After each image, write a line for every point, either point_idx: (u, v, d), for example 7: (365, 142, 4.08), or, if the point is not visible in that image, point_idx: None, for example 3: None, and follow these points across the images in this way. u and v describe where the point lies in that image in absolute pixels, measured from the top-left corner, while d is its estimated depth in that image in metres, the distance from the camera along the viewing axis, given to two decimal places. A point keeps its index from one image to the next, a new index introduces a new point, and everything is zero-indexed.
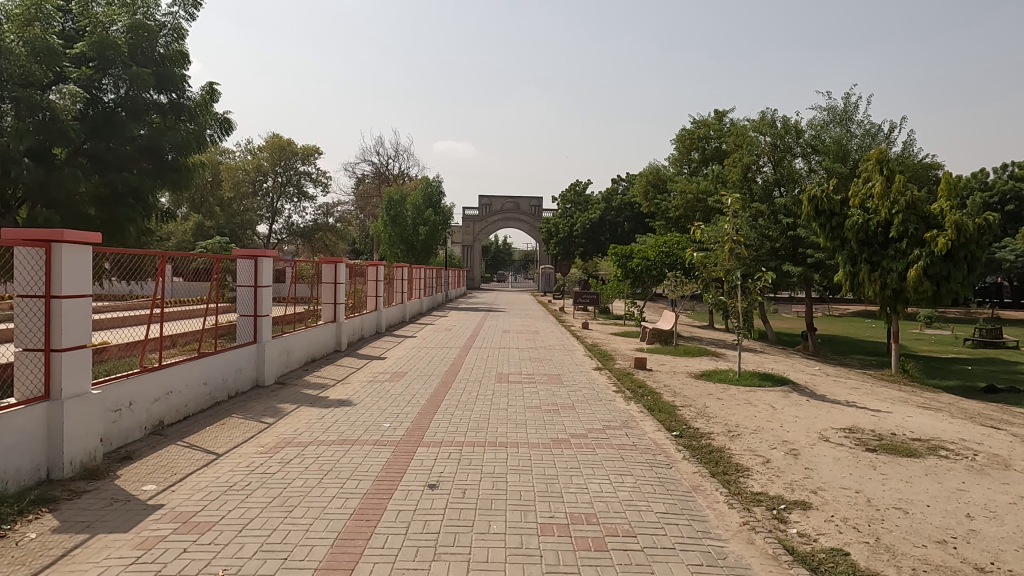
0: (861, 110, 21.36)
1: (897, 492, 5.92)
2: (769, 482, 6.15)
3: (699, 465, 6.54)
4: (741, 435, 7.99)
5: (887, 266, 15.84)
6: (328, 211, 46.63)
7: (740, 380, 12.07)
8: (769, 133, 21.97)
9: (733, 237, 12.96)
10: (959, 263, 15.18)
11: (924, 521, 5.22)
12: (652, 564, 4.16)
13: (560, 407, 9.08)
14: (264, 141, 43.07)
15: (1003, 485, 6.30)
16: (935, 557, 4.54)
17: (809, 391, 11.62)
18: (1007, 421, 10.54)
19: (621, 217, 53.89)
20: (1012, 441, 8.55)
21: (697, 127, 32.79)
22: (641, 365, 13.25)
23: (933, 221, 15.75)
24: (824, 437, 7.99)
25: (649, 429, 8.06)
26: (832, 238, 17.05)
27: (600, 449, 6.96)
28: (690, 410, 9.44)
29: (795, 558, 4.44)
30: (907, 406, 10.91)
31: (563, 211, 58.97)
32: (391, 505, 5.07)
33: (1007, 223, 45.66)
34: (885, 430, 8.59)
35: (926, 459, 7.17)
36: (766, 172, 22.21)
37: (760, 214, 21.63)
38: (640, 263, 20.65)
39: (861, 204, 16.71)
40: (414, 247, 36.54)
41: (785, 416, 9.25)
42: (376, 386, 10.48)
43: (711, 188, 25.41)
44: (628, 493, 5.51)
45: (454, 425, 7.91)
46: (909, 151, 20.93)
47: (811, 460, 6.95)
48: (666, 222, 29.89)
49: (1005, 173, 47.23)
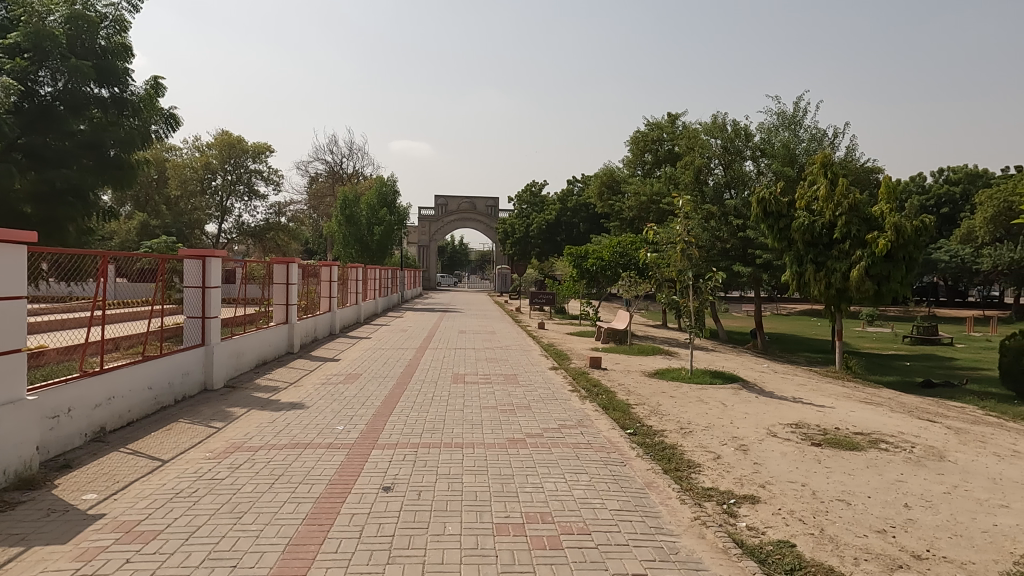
0: (808, 115, 22.02)
1: (841, 485, 6.14)
2: (720, 477, 6.29)
3: (652, 462, 6.65)
4: (693, 432, 8.17)
5: (832, 266, 16.36)
6: (280, 211, 45.72)
7: (691, 378, 12.30)
8: (720, 136, 22.50)
9: (685, 238, 13.24)
10: (898, 263, 15.82)
11: (865, 512, 5.42)
12: (606, 561, 4.19)
13: (517, 407, 9.09)
14: (212, 137, 42.02)
15: (938, 476, 6.60)
16: (875, 546, 4.72)
17: (758, 388, 11.93)
18: (942, 415, 11.03)
19: (577, 218, 54.42)
20: (946, 433, 8.96)
21: (650, 129, 33.40)
22: (596, 364, 13.38)
23: (874, 222, 16.38)
24: (772, 433, 8.21)
25: (604, 427, 8.14)
26: (779, 238, 17.60)
27: (555, 448, 7.00)
28: (643, 408, 9.58)
29: (744, 551, 4.55)
30: (851, 401, 11.30)
31: (520, 211, 59.01)
32: (345, 509, 4.99)
33: (942, 224, 47.81)
34: (829, 425, 8.89)
35: (867, 452, 7.45)
36: (717, 175, 22.78)
37: (711, 215, 22.12)
38: (595, 263, 20.85)
39: (807, 205, 17.23)
40: (369, 247, 36.12)
41: (735, 412, 9.47)
42: (330, 388, 10.34)
43: (664, 190, 25.82)
44: (583, 492, 5.54)
45: (409, 426, 7.86)
46: (852, 154, 21.72)
47: (760, 455, 7.13)
48: (621, 223, 30.24)
49: (941, 176, 49.43)
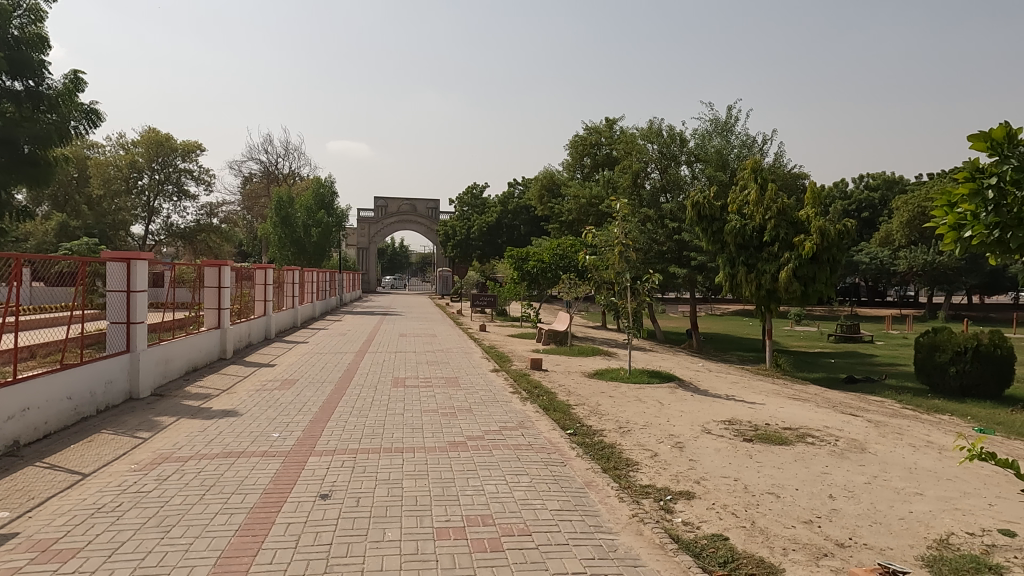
0: (739, 122, 22.79)
1: (770, 478, 6.38)
2: (656, 474, 6.44)
3: (591, 462, 6.74)
4: (631, 431, 8.33)
5: (762, 268, 16.95)
6: (212, 211, 44.19)
7: (630, 378, 12.54)
8: (656, 142, 23.08)
9: (623, 240, 13.50)
10: (823, 265, 16.56)
11: (793, 503, 5.66)
12: (546, 561, 4.23)
13: (457, 410, 9.07)
14: (138, 135, 40.32)
15: (859, 467, 6.95)
16: (802, 536, 4.93)
17: (693, 387, 12.27)
18: (863, 409, 11.61)
19: (518, 220, 54.79)
20: (867, 426, 9.44)
21: (589, 134, 33.98)
22: (537, 365, 13.50)
23: (800, 226, 17.08)
24: (707, 430, 8.46)
25: (544, 428, 8.20)
26: (713, 241, 18.20)
27: (496, 450, 7.01)
28: (583, 408, 9.72)
29: (679, 546, 4.67)
30: (780, 398, 11.76)
31: (461, 214, 58.88)
32: (280, 518, 4.85)
33: (863, 228, 50.34)
34: (759, 421, 9.23)
35: (794, 446, 7.78)
36: (653, 179, 23.35)
37: (648, 219, 22.64)
38: (535, 266, 20.99)
39: (739, 210, 17.84)
40: (305, 249, 35.30)
41: (671, 411, 9.72)
42: (265, 394, 10.05)
43: (603, 194, 26.28)
44: (523, 493, 5.58)
45: (348, 431, 7.71)
46: (780, 161, 22.61)
47: (695, 452, 7.33)
48: (561, 225, 30.58)
49: (861, 182, 52.07)
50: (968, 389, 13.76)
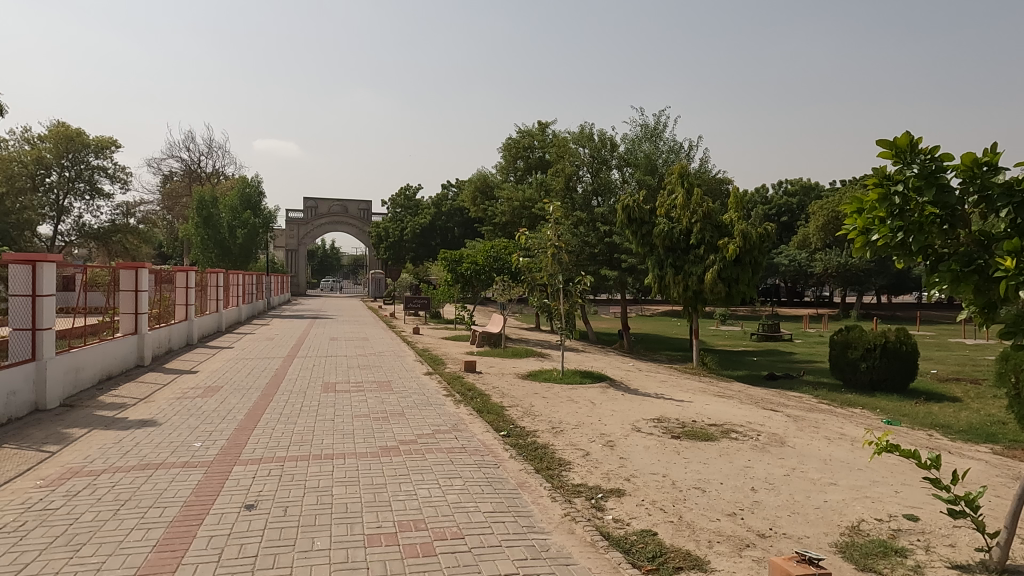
0: (667, 128, 23.49)
1: (697, 473, 6.59)
2: (588, 473, 6.54)
3: (524, 463, 6.79)
4: (563, 431, 8.44)
5: (688, 270, 17.49)
6: (128, 211, 41.97)
7: (563, 379, 12.70)
8: (588, 146, 23.55)
9: (555, 243, 13.65)
10: (745, 267, 17.22)
11: (717, 497, 5.86)
12: (479, 563, 4.23)
13: (389, 414, 8.95)
14: (46, 129, 37.91)
15: (779, 460, 7.27)
16: (726, 528, 5.12)
17: (623, 386, 12.55)
18: (783, 404, 12.16)
19: (452, 223, 54.89)
20: (787, 421, 9.88)
21: (522, 136, 34.28)
22: (471, 368, 13.47)
23: (724, 229, 17.74)
24: (637, 428, 8.66)
25: (478, 430, 8.19)
26: (643, 244, 18.67)
27: (429, 453, 6.96)
28: (517, 409, 9.77)
29: (609, 542, 4.76)
30: (706, 395, 12.17)
31: (393, 215, 58.18)
32: (201, 531, 4.65)
33: (782, 232, 52.75)
34: (687, 418, 9.51)
35: (719, 441, 8.06)
36: (586, 182, 23.77)
37: (580, 221, 23.00)
38: (469, 268, 20.96)
39: (666, 213, 18.39)
40: (230, 251, 34.03)
41: (603, 410, 9.89)
42: (187, 402, 9.62)
43: (536, 196, 26.53)
44: (456, 496, 5.56)
45: (275, 439, 7.47)
46: (705, 166, 23.43)
47: (626, 450, 7.49)
48: (494, 227, 30.65)
49: (780, 188, 54.63)
50: (877, 382, 14.58)
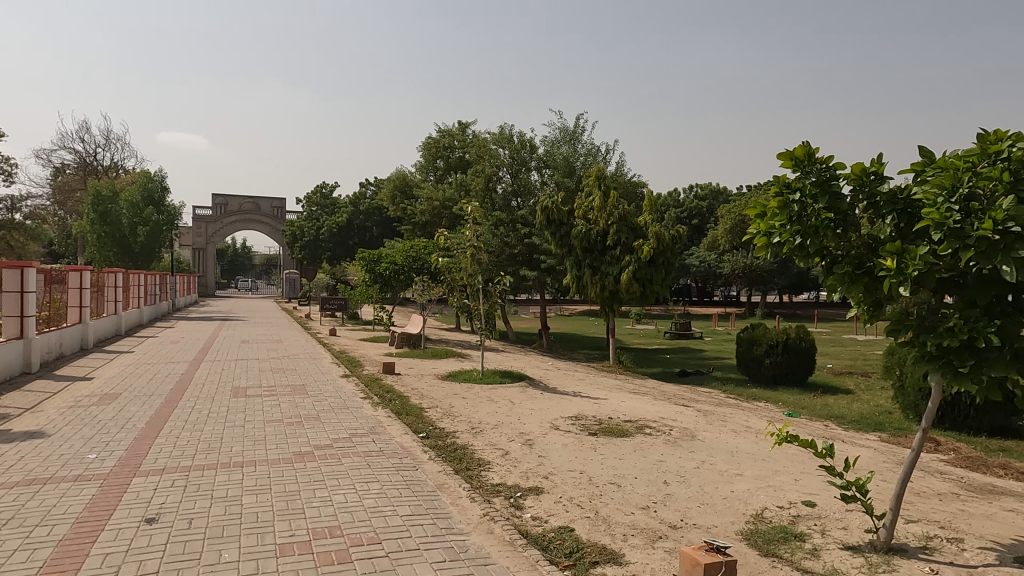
0: (585, 131, 23.92)
1: (613, 469, 6.75)
2: (507, 472, 6.57)
3: (443, 464, 6.74)
4: (483, 431, 8.44)
5: (605, 270, 17.91)
6: (13, 206, 38.76)
7: (483, 378, 12.72)
8: (507, 147, 23.74)
9: (474, 243, 13.65)
10: (659, 268, 17.79)
11: (632, 491, 6.03)
12: (396, 567, 4.17)
13: (304, 419, 8.67)
14: None
15: (690, 453, 7.56)
16: (640, 521, 5.26)
17: (542, 385, 12.70)
18: (693, 400, 12.65)
19: (370, 222, 53.98)
20: (697, 415, 10.29)
21: (442, 136, 34.10)
22: (389, 369, 13.27)
23: (639, 231, 18.28)
24: (555, 426, 8.78)
25: (396, 433, 8.08)
26: (561, 244, 18.98)
27: (345, 458, 6.79)
28: (436, 411, 9.69)
29: (528, 540, 4.80)
30: (621, 393, 12.51)
31: (309, 214, 56.54)
32: (95, 549, 4.34)
33: (693, 235, 54.89)
34: (603, 415, 9.73)
35: (634, 437, 8.30)
36: (505, 182, 23.93)
37: (500, 222, 23.12)
38: (388, 268, 20.64)
39: (584, 214, 18.78)
40: (131, 250, 32.10)
41: (522, 409, 9.96)
42: (80, 411, 8.97)
43: (456, 196, 26.45)
44: (374, 500, 5.46)
45: (180, 448, 7.09)
46: (621, 169, 24.04)
47: (544, 448, 7.57)
48: (413, 227, 30.33)
49: (691, 192, 56.86)
50: (779, 377, 15.45)
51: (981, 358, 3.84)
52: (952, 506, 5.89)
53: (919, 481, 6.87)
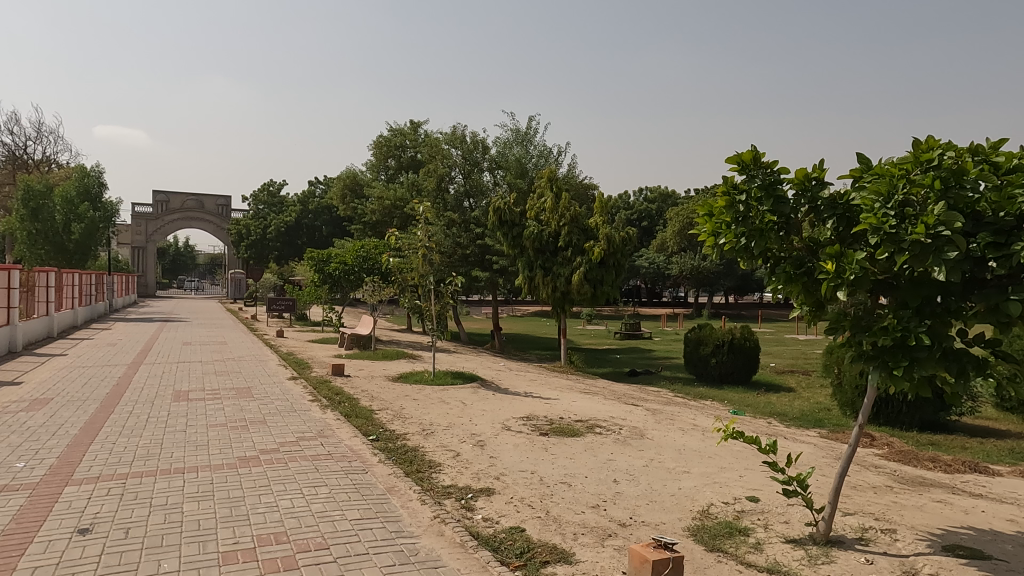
0: (537, 133, 24.01)
1: (563, 469, 6.79)
2: (458, 474, 6.54)
3: (393, 466, 6.66)
4: (434, 432, 8.38)
5: (557, 271, 18.03)
6: None
7: (434, 380, 12.63)
8: (460, 147, 23.69)
9: (426, 243, 13.55)
10: (609, 269, 18.00)
11: (582, 490, 6.08)
12: (344, 573, 4.09)
13: (249, 422, 8.44)
14: None
15: (639, 452, 7.67)
16: (590, 520, 5.31)
17: (494, 386, 12.70)
18: (643, 399, 12.85)
19: (319, 220, 53.07)
20: (646, 414, 10.47)
21: (393, 135, 33.76)
22: (339, 371, 13.04)
23: (590, 232, 18.46)
24: (507, 427, 8.78)
25: (345, 436, 7.95)
26: (513, 246, 19.01)
27: (293, 462, 6.64)
28: (386, 413, 9.57)
29: (479, 542, 4.78)
30: (572, 393, 12.61)
31: (255, 212, 55.17)
32: (24, 562, 4.13)
33: (643, 236, 55.82)
34: (555, 415, 9.79)
35: (584, 436, 8.37)
36: (457, 183, 23.85)
37: (452, 222, 23.03)
38: (338, 268, 20.29)
39: (536, 216, 18.89)
40: (65, 249, 30.74)
41: (474, 411, 9.93)
42: (7, 418, 8.52)
43: (407, 196, 26.22)
44: (322, 504, 5.35)
45: (116, 454, 6.80)
46: (573, 171, 24.22)
47: (495, 449, 7.56)
48: (364, 226, 29.90)
49: (641, 195, 57.83)
50: (725, 376, 15.83)
51: (913, 358, 4.00)
52: (886, 498, 6.15)
53: (856, 475, 7.15)
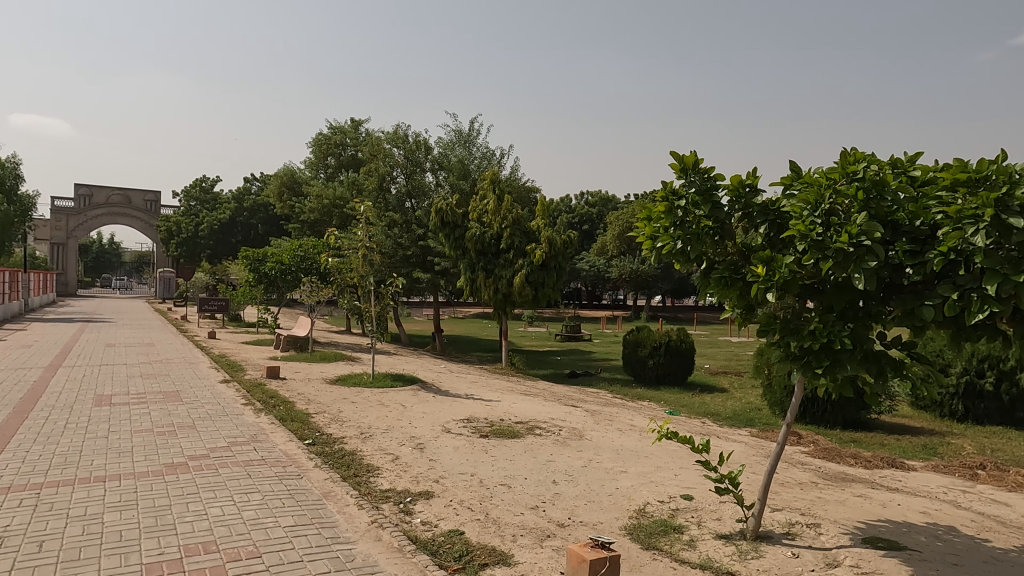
0: (480, 135, 24.00)
1: (503, 470, 6.80)
2: (397, 478, 6.45)
3: (330, 471, 6.52)
4: (373, 435, 8.26)
5: (498, 273, 18.06)
6: None
7: (373, 382, 12.43)
8: (402, 147, 23.47)
9: (367, 243, 13.33)
10: (551, 272, 18.16)
11: (522, 492, 6.10)
12: None
13: (177, 427, 8.10)
14: None
15: (578, 453, 7.76)
16: (529, 521, 5.34)
17: (434, 388, 12.60)
18: (582, 400, 13.01)
19: (255, 219, 51.11)
20: (586, 415, 10.60)
21: (333, 133, 33.16)
22: (274, 374, 12.67)
23: (532, 235, 18.58)
24: (447, 429, 8.73)
25: (280, 440, 7.73)
26: (455, 247, 18.92)
27: (223, 468, 6.41)
28: (323, 416, 9.36)
29: (417, 546, 4.73)
30: (513, 394, 12.65)
31: (187, 209, 53.12)
32: None
33: (584, 240, 56.58)
34: (495, 417, 9.80)
35: (524, 438, 8.40)
36: (399, 183, 23.59)
37: (393, 223, 22.77)
38: (274, 267, 19.73)
39: (478, 218, 18.89)
40: None
41: (413, 413, 9.83)
42: None
43: (347, 195, 25.76)
44: (254, 511, 5.19)
45: (29, 463, 6.40)
46: (515, 174, 24.31)
47: (435, 451, 7.51)
48: (302, 225, 29.20)
49: (582, 199, 58.67)
50: (662, 377, 16.20)
51: (835, 359, 4.22)
52: (811, 493, 6.43)
53: (784, 472, 7.43)
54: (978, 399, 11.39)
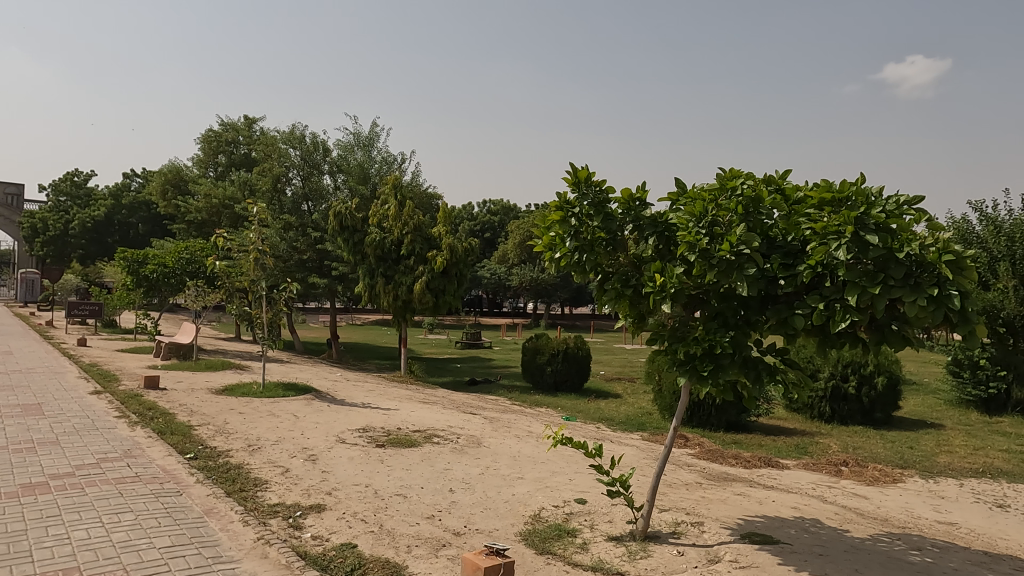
0: (381, 139, 23.58)
1: (399, 480, 6.69)
2: (286, 491, 6.19)
3: (213, 486, 6.15)
4: (261, 448, 7.87)
5: (398, 280, 17.80)
6: None
7: (263, 392, 11.87)
8: (299, 147, 22.65)
9: (258, 246, 12.70)
10: (451, 279, 18.10)
11: (418, 501, 6.02)
12: None
13: (37, 444, 7.36)
14: None
15: (475, 460, 7.76)
16: (425, 531, 5.27)
17: (329, 397, 12.21)
18: (481, 408, 13.04)
19: (134, 218, 47.59)
20: (484, 423, 10.62)
21: (224, 130, 31.57)
22: (152, 384, 11.81)
23: (434, 241, 18.45)
24: (341, 440, 8.47)
25: (157, 455, 7.21)
26: (354, 252, 18.49)
27: (91, 487, 5.90)
28: (207, 428, 8.83)
29: (306, 562, 4.55)
30: (411, 402, 12.47)
31: (56, 204, 48.76)
32: None
33: (485, 248, 56.96)
34: (391, 426, 9.63)
35: (421, 447, 8.31)
36: (295, 185, 22.76)
37: (289, 225, 21.92)
38: (155, 270, 18.43)
39: (378, 223, 18.54)
40: None
41: (306, 424, 9.47)
42: None
43: (238, 196, 24.51)
44: (125, 533, 4.80)
45: None
46: (417, 179, 24.10)
47: (328, 463, 7.27)
48: (187, 226, 27.52)
49: (484, 207, 58.98)
50: (559, 383, 16.54)
51: (717, 363, 4.46)
52: (695, 493, 6.76)
53: (671, 474, 7.77)
54: (843, 402, 12.43)
